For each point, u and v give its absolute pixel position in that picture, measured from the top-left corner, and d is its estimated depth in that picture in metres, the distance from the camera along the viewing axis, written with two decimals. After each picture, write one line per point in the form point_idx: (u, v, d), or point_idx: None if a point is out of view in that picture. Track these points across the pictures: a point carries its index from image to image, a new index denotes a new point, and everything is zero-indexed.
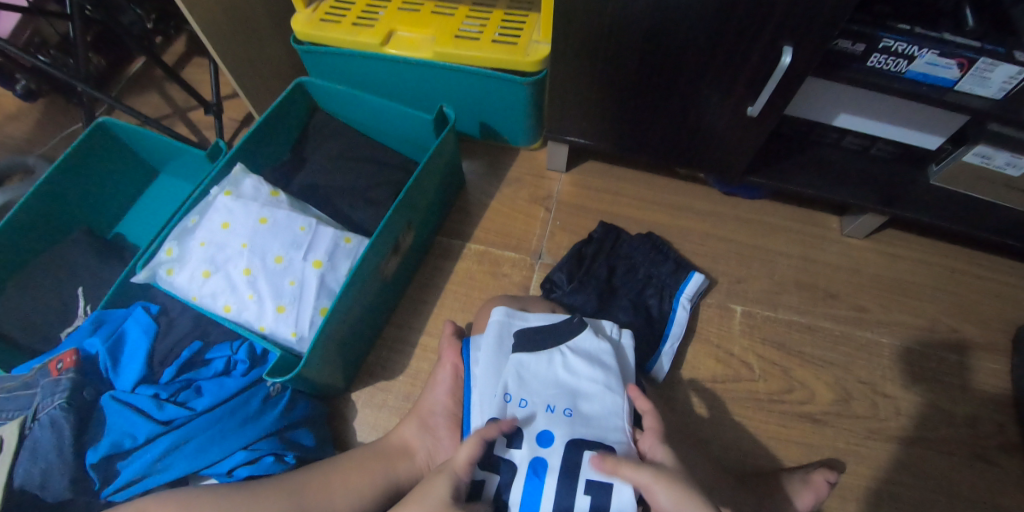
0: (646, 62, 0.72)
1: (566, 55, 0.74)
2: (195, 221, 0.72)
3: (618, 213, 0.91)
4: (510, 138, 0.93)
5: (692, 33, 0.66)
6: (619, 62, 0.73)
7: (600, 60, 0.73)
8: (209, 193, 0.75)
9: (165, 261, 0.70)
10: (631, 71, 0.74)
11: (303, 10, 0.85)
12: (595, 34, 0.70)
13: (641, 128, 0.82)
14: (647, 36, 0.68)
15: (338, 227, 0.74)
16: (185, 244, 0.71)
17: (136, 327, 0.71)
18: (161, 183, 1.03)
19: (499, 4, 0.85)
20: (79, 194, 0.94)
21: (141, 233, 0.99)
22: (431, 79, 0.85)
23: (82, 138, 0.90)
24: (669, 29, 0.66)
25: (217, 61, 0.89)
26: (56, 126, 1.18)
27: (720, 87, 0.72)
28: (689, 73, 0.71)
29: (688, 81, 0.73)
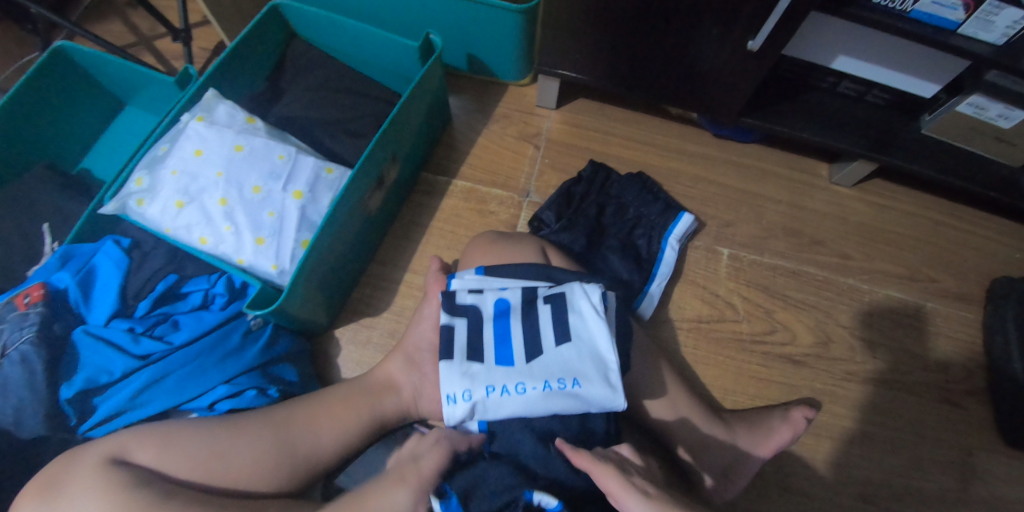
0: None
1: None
2: (166, 149, 0.68)
3: (609, 153, 0.89)
4: (499, 72, 0.90)
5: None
6: None
7: None
8: (181, 119, 0.71)
9: (135, 192, 0.66)
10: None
11: None
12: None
13: (636, 65, 0.79)
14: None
15: (319, 158, 0.71)
16: (155, 173, 0.67)
17: (107, 261, 0.67)
18: (128, 115, 0.98)
19: None
20: (40, 126, 0.87)
21: (110, 168, 0.94)
22: (416, 5, 0.80)
23: (40, 63, 0.84)
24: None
25: None
26: (7, 52, 1.10)
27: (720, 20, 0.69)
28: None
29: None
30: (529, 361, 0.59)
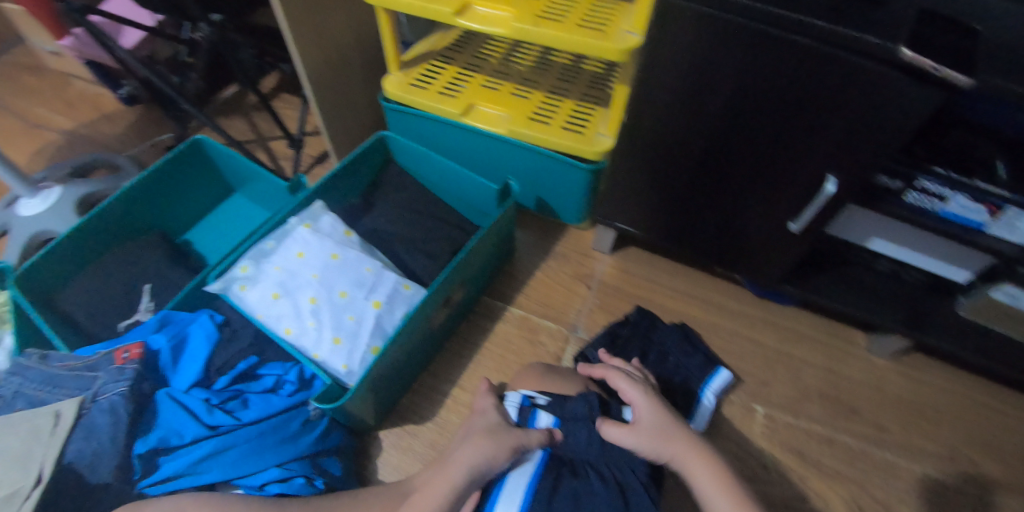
0: (699, 171, 0.79)
1: (626, 154, 0.82)
2: (273, 246, 0.79)
3: (654, 300, 0.97)
4: (562, 215, 1.01)
5: (747, 152, 0.73)
6: (678, 164, 0.80)
7: (661, 160, 0.80)
8: (289, 222, 0.83)
9: (240, 278, 0.76)
10: (685, 176, 0.81)
11: (396, 74, 0.99)
12: (659, 140, 0.78)
13: (686, 225, 0.89)
14: (706, 150, 0.76)
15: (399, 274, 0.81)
16: (260, 267, 0.78)
17: (201, 332, 0.73)
18: (234, 201, 1.07)
19: (570, 95, 0.97)
20: (160, 201, 0.97)
21: (207, 244, 1.02)
22: (499, 152, 0.95)
23: (179, 149, 0.95)
24: (727, 146, 0.74)
25: (310, 105, 0.99)
26: (144, 131, 1.21)
27: (765, 203, 0.78)
28: (735, 186, 0.78)
29: (736, 193, 0.79)
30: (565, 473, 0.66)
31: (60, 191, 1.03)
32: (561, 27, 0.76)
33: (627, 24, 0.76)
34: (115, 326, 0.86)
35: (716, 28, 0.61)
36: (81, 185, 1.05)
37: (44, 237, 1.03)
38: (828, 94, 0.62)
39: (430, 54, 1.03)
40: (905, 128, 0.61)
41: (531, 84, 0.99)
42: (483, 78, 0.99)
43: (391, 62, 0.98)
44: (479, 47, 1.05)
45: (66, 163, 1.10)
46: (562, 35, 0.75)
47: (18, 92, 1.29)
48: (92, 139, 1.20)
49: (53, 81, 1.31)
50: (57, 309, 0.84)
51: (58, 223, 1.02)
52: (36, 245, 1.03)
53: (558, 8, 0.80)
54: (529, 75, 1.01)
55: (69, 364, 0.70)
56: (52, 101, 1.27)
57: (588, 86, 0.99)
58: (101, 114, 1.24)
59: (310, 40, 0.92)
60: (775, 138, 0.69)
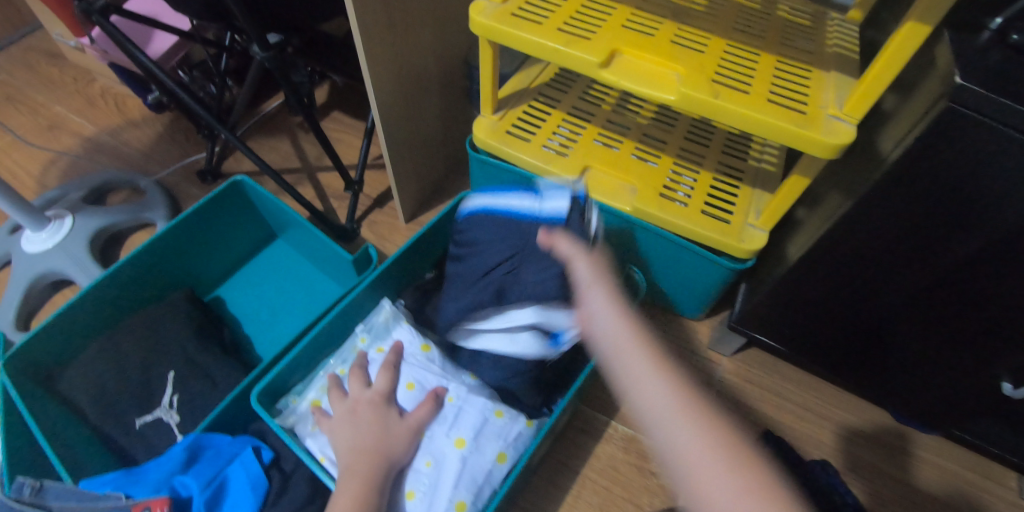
0: (889, 309, 0.63)
1: (798, 268, 0.65)
2: (341, 371, 0.65)
3: (782, 421, 0.80)
4: (677, 304, 0.84)
5: (976, 299, 0.56)
6: (861, 293, 0.63)
7: (831, 283, 0.64)
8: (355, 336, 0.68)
9: (302, 415, 0.62)
10: (870, 302, 0.63)
11: (489, 116, 0.79)
12: (847, 264, 0.60)
13: (846, 349, 0.73)
14: (914, 284, 0.58)
15: (490, 396, 0.63)
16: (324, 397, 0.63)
17: (242, 478, 0.56)
18: (274, 249, 0.88)
19: (706, 163, 0.78)
20: (187, 254, 0.79)
21: (242, 303, 0.82)
22: (614, 229, 0.77)
23: (213, 194, 0.77)
24: (949, 287, 0.56)
25: (380, 145, 0.80)
26: (174, 144, 1.02)
27: (981, 346, 0.61)
28: (932, 329, 0.62)
29: (938, 331, 0.62)
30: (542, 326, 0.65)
31: (74, 221, 0.85)
32: (748, 101, 0.57)
33: (834, 104, 0.58)
34: (130, 422, 0.67)
35: (986, 152, 0.44)
36: (99, 215, 0.87)
37: (50, 278, 0.84)
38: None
39: (527, 90, 0.84)
40: None
41: (656, 143, 0.80)
42: (597, 130, 0.80)
43: (484, 100, 0.78)
44: (586, 85, 0.86)
45: (82, 184, 0.92)
46: (752, 113, 0.57)
47: (33, 85, 1.11)
48: (115, 151, 1.01)
49: (75, 74, 1.13)
50: (64, 396, 0.67)
51: (68, 262, 0.83)
52: (39, 287, 0.84)
53: (735, 68, 0.61)
54: (651, 130, 0.82)
55: (72, 506, 0.52)
56: (71, 99, 1.08)
57: (726, 151, 0.80)
58: (127, 119, 1.05)
59: (392, 74, 0.74)
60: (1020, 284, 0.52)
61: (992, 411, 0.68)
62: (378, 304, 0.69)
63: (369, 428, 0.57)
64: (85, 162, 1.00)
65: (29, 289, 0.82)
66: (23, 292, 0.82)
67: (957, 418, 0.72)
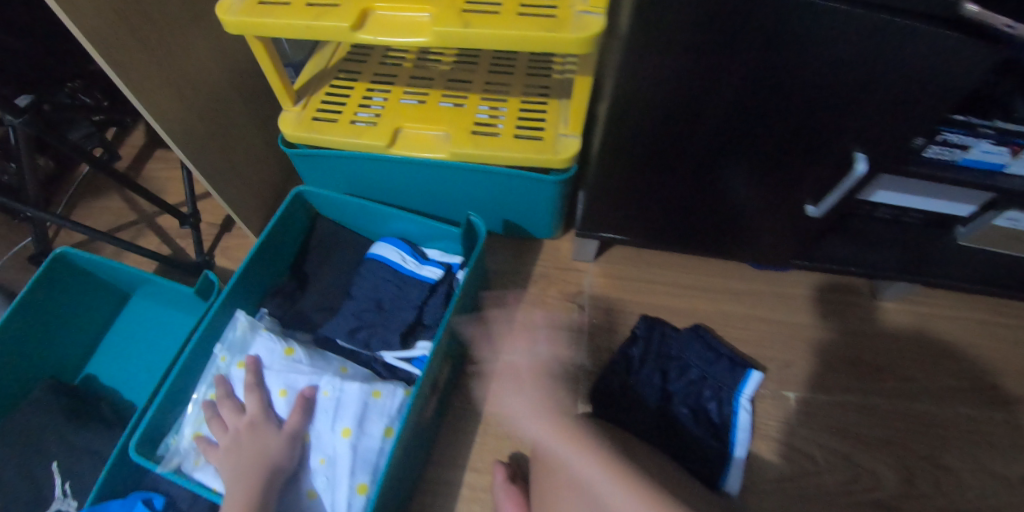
0: (691, 172, 0.69)
1: (604, 159, 0.70)
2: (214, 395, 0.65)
3: (654, 302, 0.88)
4: (533, 229, 0.88)
5: (742, 142, 0.63)
6: (666, 163, 0.69)
7: (641, 164, 0.69)
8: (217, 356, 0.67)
9: (189, 449, 0.62)
10: (676, 172, 0.70)
11: (292, 109, 0.78)
12: (644, 141, 0.65)
13: (679, 219, 0.80)
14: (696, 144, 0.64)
15: (367, 380, 0.65)
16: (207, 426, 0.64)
17: None
18: (134, 308, 0.84)
19: (513, 90, 0.81)
20: (33, 346, 0.75)
21: (117, 372, 0.80)
22: (445, 179, 0.79)
23: (36, 279, 0.72)
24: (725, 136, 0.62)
25: (192, 171, 0.77)
26: None
27: (773, 178, 0.68)
28: (732, 177, 0.69)
29: (734, 176, 0.69)
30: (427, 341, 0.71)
31: None
32: (499, 22, 0.59)
33: (580, 1, 0.61)
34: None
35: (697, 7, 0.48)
36: None
37: None
38: (828, 66, 0.51)
39: (328, 70, 0.83)
40: (972, 66, 0.49)
41: (462, 86, 0.82)
42: (402, 90, 0.81)
43: (281, 95, 0.77)
44: (383, 50, 0.86)
45: None
46: (504, 33, 0.59)
47: None
48: None
49: None
50: None
51: None
52: None
53: None
54: (455, 74, 0.83)
55: None
56: None
57: (529, 74, 0.83)
58: None
59: (175, 98, 0.71)
60: (779, 119, 0.58)
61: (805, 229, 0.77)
62: (233, 320, 0.68)
63: (251, 448, 0.59)
64: None
65: None
66: None
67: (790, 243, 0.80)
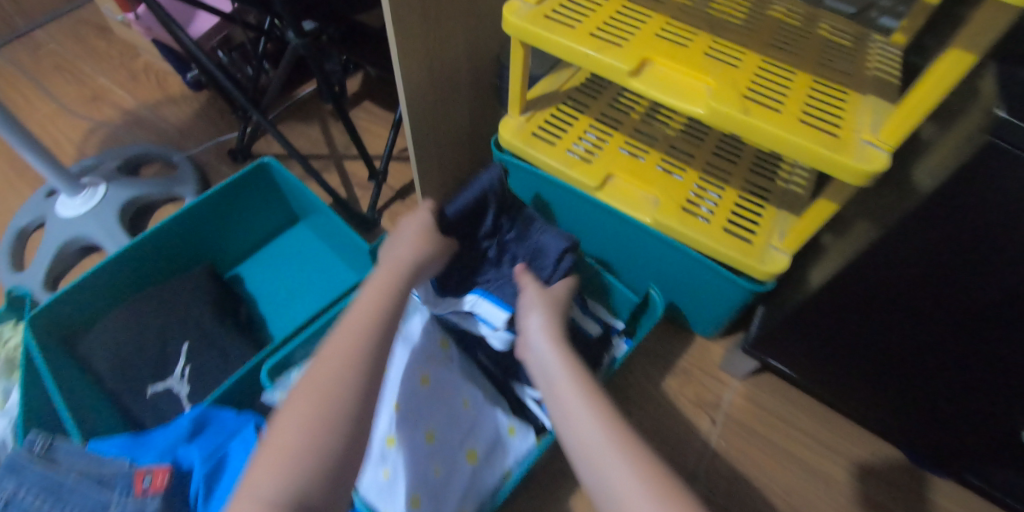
0: (918, 342, 0.59)
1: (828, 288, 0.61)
2: None
3: (796, 451, 0.78)
4: (692, 322, 0.84)
5: (942, 327, 0.56)
6: (897, 322, 0.59)
7: (865, 312, 0.60)
8: None
9: None
10: (900, 333, 0.60)
11: (516, 117, 0.79)
12: (885, 290, 0.56)
13: (867, 380, 0.69)
14: (894, 303, 0.57)
15: (503, 411, 0.65)
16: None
17: (243, 456, 0.56)
18: (297, 231, 0.88)
19: (732, 180, 0.77)
20: (208, 229, 0.79)
21: (258, 282, 0.83)
22: (632, 239, 0.76)
23: (241, 174, 0.77)
24: (937, 314, 0.55)
25: (408, 142, 0.78)
26: (208, 124, 1.04)
27: (958, 377, 0.60)
28: (963, 369, 0.58)
29: (913, 349, 0.61)
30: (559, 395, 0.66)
31: (107, 190, 0.88)
32: (778, 120, 0.56)
33: (868, 131, 0.56)
34: (144, 391, 0.68)
35: None
36: (132, 187, 0.90)
37: (80, 242, 0.87)
38: None
39: (557, 93, 0.83)
40: None
41: (683, 157, 0.79)
42: (624, 139, 0.79)
43: (513, 101, 0.78)
44: (616, 93, 0.84)
45: (117, 154, 0.95)
46: (783, 133, 0.55)
47: (81, 57, 1.15)
48: (153, 126, 1.04)
49: (122, 48, 1.16)
50: (81, 357, 0.69)
51: (98, 229, 0.86)
52: (69, 251, 0.87)
53: (768, 87, 0.60)
54: (679, 142, 0.80)
55: (78, 468, 0.55)
56: (116, 72, 1.12)
57: (754, 170, 0.78)
58: (166, 94, 1.08)
59: (426, 71, 0.73)
60: None
61: (967, 446, 0.67)
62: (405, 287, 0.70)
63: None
64: (124, 135, 1.03)
65: (59, 252, 0.86)
66: (52, 255, 0.85)
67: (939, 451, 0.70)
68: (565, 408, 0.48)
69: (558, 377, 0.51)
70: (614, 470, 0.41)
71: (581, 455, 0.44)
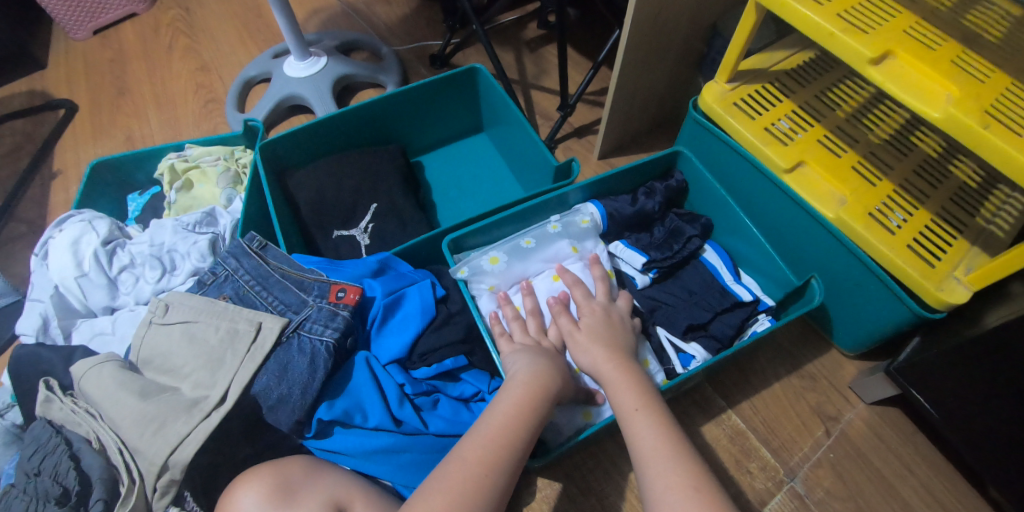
0: None
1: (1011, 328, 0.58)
2: (530, 246, 0.69)
3: (904, 490, 0.74)
4: (836, 333, 0.81)
5: None
6: None
7: None
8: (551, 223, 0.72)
9: (487, 269, 0.67)
10: None
11: (721, 84, 0.80)
12: None
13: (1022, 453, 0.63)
14: None
15: (645, 344, 0.67)
16: (512, 264, 0.68)
17: (418, 301, 0.62)
18: (477, 140, 0.94)
19: (929, 203, 0.73)
20: (410, 115, 0.87)
21: (436, 175, 0.91)
22: (803, 231, 0.76)
23: (452, 73, 0.83)
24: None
25: (610, 78, 0.80)
26: (416, 29, 1.12)
27: None
28: None
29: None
30: (691, 341, 0.68)
31: (326, 62, 0.99)
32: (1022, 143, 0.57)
33: None
34: (330, 232, 0.78)
35: None
36: (345, 64, 1.00)
37: (294, 102, 0.99)
38: None
39: (765, 72, 0.82)
40: None
41: (883, 165, 0.76)
42: (825, 132, 0.78)
43: (723, 67, 0.78)
44: (825, 86, 0.82)
45: (339, 36, 1.06)
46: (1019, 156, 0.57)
47: None
48: (369, 20, 1.15)
49: None
50: (289, 190, 0.80)
51: (312, 93, 0.97)
52: (283, 107, 1.00)
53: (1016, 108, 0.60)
54: (881, 150, 0.77)
55: (285, 267, 0.64)
56: None
57: (957, 199, 0.74)
58: None
59: (654, 18, 0.75)
60: None
61: None
62: (585, 209, 0.73)
63: (539, 330, 0.62)
64: (346, 24, 1.15)
65: (277, 105, 0.98)
66: (273, 105, 0.97)
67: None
68: (628, 424, 0.52)
69: (632, 402, 0.53)
70: (656, 469, 0.48)
71: (641, 461, 0.50)
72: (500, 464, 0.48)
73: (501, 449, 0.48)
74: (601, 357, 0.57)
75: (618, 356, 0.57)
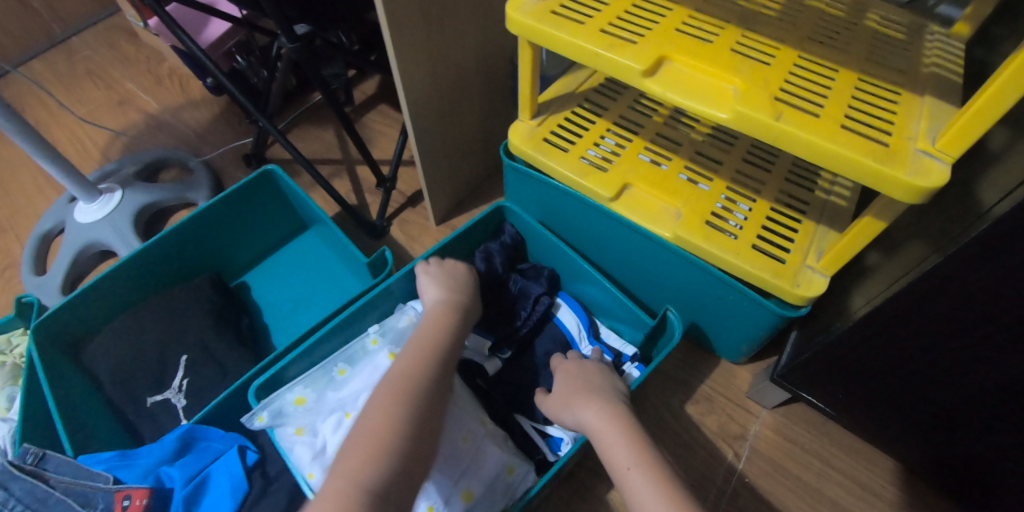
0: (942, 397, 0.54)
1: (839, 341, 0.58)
2: (343, 374, 0.61)
3: (827, 492, 0.70)
4: (718, 346, 0.77)
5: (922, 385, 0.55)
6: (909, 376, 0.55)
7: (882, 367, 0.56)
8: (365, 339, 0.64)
9: (295, 414, 0.58)
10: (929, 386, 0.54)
11: (527, 122, 0.74)
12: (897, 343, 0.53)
13: (901, 427, 0.63)
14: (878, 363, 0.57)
15: (506, 444, 0.59)
16: (323, 399, 0.60)
17: (225, 477, 0.55)
18: (304, 240, 0.86)
19: (765, 191, 0.69)
20: (213, 238, 0.78)
21: (265, 293, 0.82)
22: (650, 254, 0.71)
23: (242, 184, 0.75)
24: (960, 364, 0.49)
25: (410, 146, 0.73)
26: (226, 129, 1.03)
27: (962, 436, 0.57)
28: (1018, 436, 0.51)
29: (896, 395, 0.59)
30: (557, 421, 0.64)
31: (122, 195, 0.88)
32: (821, 128, 0.51)
33: (925, 137, 0.50)
34: (140, 402, 0.67)
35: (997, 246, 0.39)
36: (145, 192, 0.90)
37: (96, 248, 0.88)
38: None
39: (573, 95, 0.78)
40: None
41: (710, 163, 0.72)
42: (644, 144, 0.73)
43: (523, 104, 0.73)
44: (636, 95, 0.78)
45: (137, 160, 0.96)
46: (819, 141, 0.51)
47: (111, 63, 1.17)
48: (173, 131, 1.04)
49: (149, 55, 1.18)
50: (85, 365, 0.69)
51: (111, 234, 0.86)
52: (86, 256, 0.88)
53: (807, 84, 0.56)
54: (706, 148, 0.73)
55: (68, 480, 0.53)
56: (141, 77, 1.14)
57: (790, 180, 0.70)
58: (188, 99, 1.09)
59: (435, 74, 0.69)
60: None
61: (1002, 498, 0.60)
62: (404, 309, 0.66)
63: None
64: (147, 141, 1.04)
65: (77, 257, 0.87)
66: (70, 260, 0.86)
67: (984, 497, 0.62)
68: (625, 486, 0.46)
69: (625, 459, 0.47)
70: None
71: None
72: (361, 488, 0.40)
73: (350, 504, 0.38)
74: (602, 414, 0.52)
75: (609, 402, 0.54)
